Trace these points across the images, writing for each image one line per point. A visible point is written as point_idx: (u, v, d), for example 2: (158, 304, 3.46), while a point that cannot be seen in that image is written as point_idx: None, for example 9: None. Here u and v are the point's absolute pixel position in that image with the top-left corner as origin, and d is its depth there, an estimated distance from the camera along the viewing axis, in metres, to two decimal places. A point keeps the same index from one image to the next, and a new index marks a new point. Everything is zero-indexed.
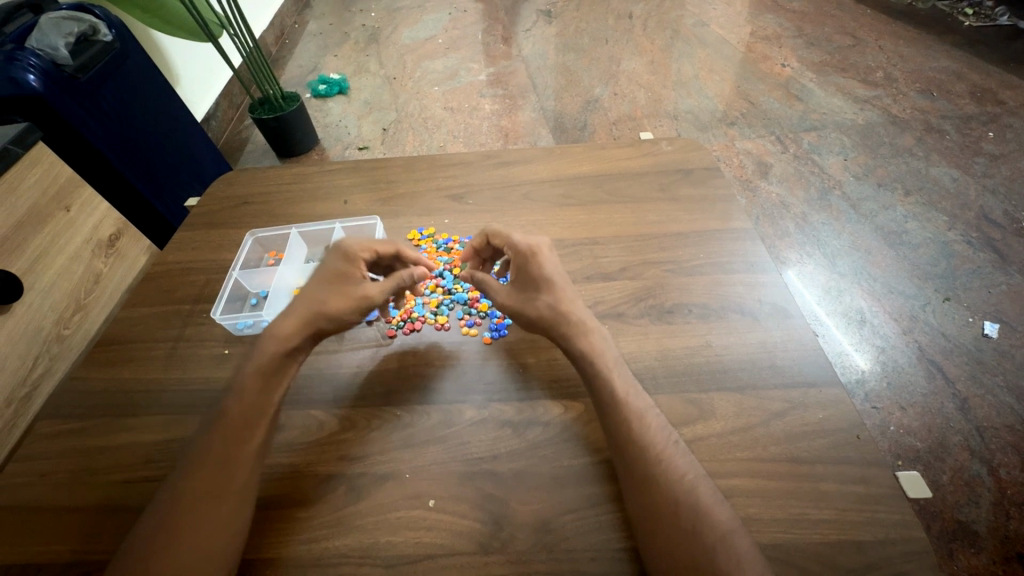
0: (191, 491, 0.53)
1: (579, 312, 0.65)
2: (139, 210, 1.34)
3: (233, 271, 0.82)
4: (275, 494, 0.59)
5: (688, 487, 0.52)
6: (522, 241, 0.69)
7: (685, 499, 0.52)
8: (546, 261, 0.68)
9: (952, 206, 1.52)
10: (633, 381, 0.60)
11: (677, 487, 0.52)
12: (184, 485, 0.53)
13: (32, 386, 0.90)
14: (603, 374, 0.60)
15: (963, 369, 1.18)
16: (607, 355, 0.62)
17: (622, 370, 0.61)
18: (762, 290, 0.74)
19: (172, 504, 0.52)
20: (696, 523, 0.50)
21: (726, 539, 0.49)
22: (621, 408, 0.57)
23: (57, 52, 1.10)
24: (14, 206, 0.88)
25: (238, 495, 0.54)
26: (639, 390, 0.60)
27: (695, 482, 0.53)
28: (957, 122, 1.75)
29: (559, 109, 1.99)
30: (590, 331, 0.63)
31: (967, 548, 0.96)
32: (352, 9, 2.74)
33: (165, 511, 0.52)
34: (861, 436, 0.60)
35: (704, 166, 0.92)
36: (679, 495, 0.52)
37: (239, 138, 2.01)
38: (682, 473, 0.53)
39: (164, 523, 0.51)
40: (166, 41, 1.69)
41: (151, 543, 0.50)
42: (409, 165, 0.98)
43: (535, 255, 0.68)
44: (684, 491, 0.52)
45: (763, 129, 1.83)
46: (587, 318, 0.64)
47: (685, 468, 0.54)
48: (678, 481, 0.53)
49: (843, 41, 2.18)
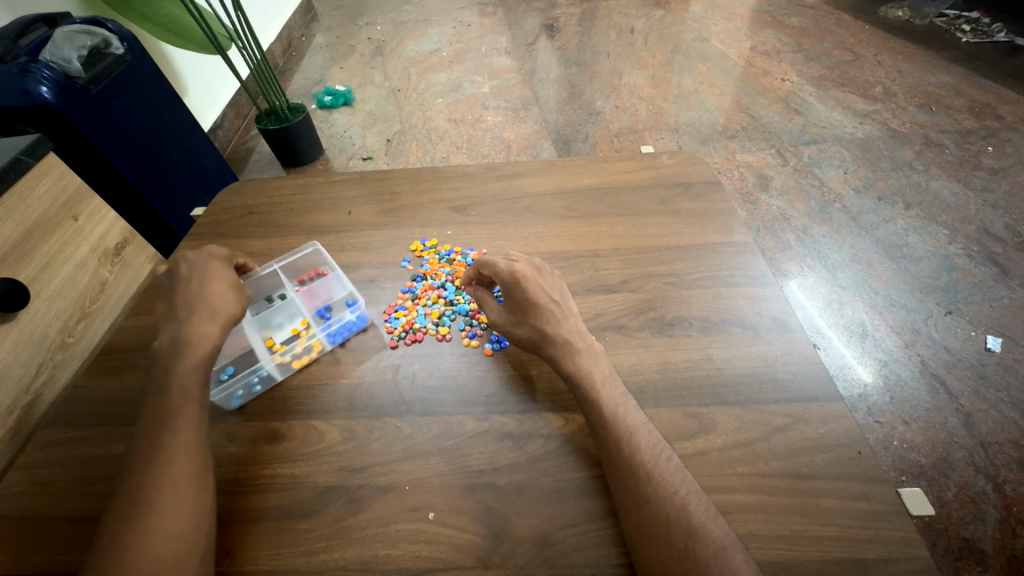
0: (165, 496, 0.53)
1: (566, 333, 0.65)
2: (147, 221, 1.35)
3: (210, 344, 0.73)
4: (256, 506, 0.59)
5: (679, 504, 0.53)
6: (508, 269, 0.69)
7: (677, 516, 0.52)
8: (545, 281, 0.70)
9: (952, 220, 1.52)
10: (624, 400, 0.60)
11: (670, 505, 0.53)
12: (154, 493, 0.54)
13: (35, 393, 0.89)
14: (595, 394, 0.60)
15: (966, 384, 1.18)
16: (594, 373, 0.62)
17: (612, 390, 0.61)
18: (763, 304, 0.74)
19: (149, 507, 0.53)
20: (688, 541, 0.51)
21: (721, 554, 0.50)
22: (612, 426, 0.58)
23: (70, 64, 1.12)
24: (22, 216, 0.89)
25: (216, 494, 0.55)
26: (631, 408, 0.60)
27: (688, 499, 0.53)
28: (956, 136, 1.76)
29: (560, 121, 2.01)
30: (578, 353, 0.64)
31: (973, 566, 0.95)
32: (358, 22, 2.78)
33: (135, 521, 0.52)
34: (863, 452, 0.59)
35: (703, 180, 0.92)
36: (671, 513, 0.52)
37: (244, 148, 2.03)
38: (674, 490, 0.53)
39: (134, 532, 0.51)
40: (175, 54, 1.73)
41: (123, 556, 0.50)
42: (412, 176, 0.99)
43: (519, 282, 0.68)
44: (675, 508, 0.52)
45: (763, 142, 1.84)
46: (576, 338, 0.65)
47: (678, 484, 0.54)
48: (669, 498, 0.53)
49: (842, 56, 2.20)
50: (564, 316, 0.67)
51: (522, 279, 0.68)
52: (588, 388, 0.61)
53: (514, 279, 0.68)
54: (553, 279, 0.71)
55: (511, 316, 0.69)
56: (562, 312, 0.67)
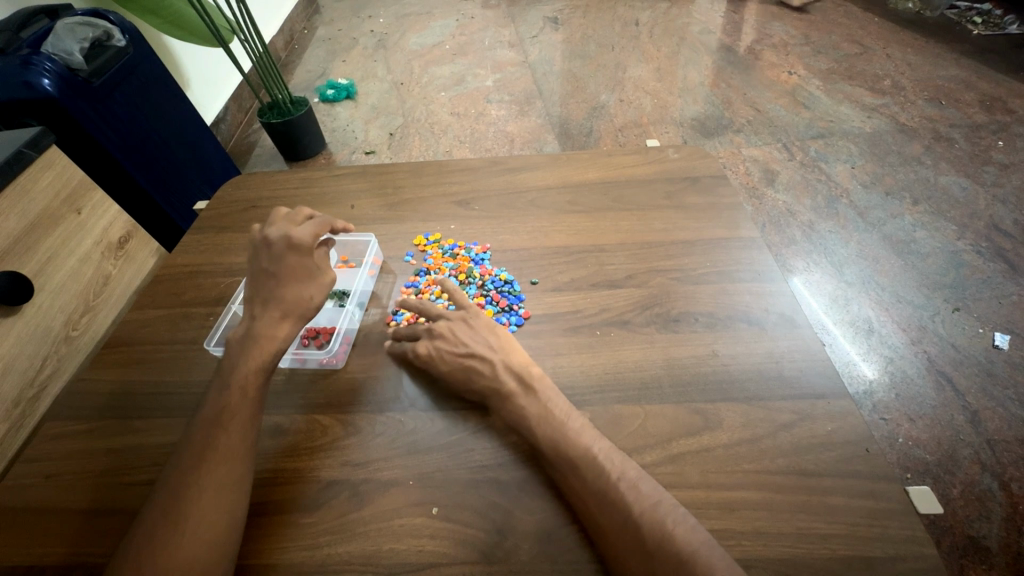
0: (184, 491, 0.54)
1: (493, 379, 0.63)
2: (151, 214, 1.35)
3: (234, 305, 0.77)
4: (265, 499, 0.59)
5: (632, 524, 0.51)
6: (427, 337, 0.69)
7: (632, 538, 0.51)
8: (457, 337, 0.67)
9: (961, 215, 1.51)
10: (566, 428, 0.58)
11: (623, 527, 0.51)
12: (179, 490, 0.54)
13: (40, 387, 0.89)
14: (535, 426, 0.59)
15: (973, 382, 1.17)
16: (529, 412, 0.60)
17: (551, 420, 0.59)
18: (770, 300, 0.74)
19: (167, 503, 0.53)
20: (644, 561, 0.50)
21: (685, 566, 0.48)
22: (559, 452, 0.57)
23: (71, 57, 1.10)
24: (25, 209, 0.89)
25: (234, 490, 0.55)
26: (574, 431, 0.58)
27: (645, 515, 0.52)
28: (966, 131, 1.74)
29: (565, 115, 2.00)
30: (510, 395, 0.62)
31: (978, 564, 0.95)
32: (361, 15, 2.76)
33: (160, 519, 0.52)
34: (870, 450, 0.59)
35: (710, 174, 0.91)
36: (626, 534, 0.51)
37: (247, 141, 2.02)
38: (625, 511, 0.52)
39: (160, 530, 0.52)
40: (177, 46, 1.72)
41: (142, 549, 0.51)
42: (414, 170, 0.98)
43: (441, 337, 0.68)
44: (630, 529, 0.51)
45: (769, 136, 1.82)
46: (505, 380, 0.63)
47: (631, 502, 0.52)
48: (621, 519, 0.52)
49: (850, 49, 2.17)
50: (487, 361, 0.65)
51: (441, 335, 0.68)
52: (529, 424, 0.60)
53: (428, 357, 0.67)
54: (467, 329, 0.68)
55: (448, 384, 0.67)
56: (481, 359, 0.65)
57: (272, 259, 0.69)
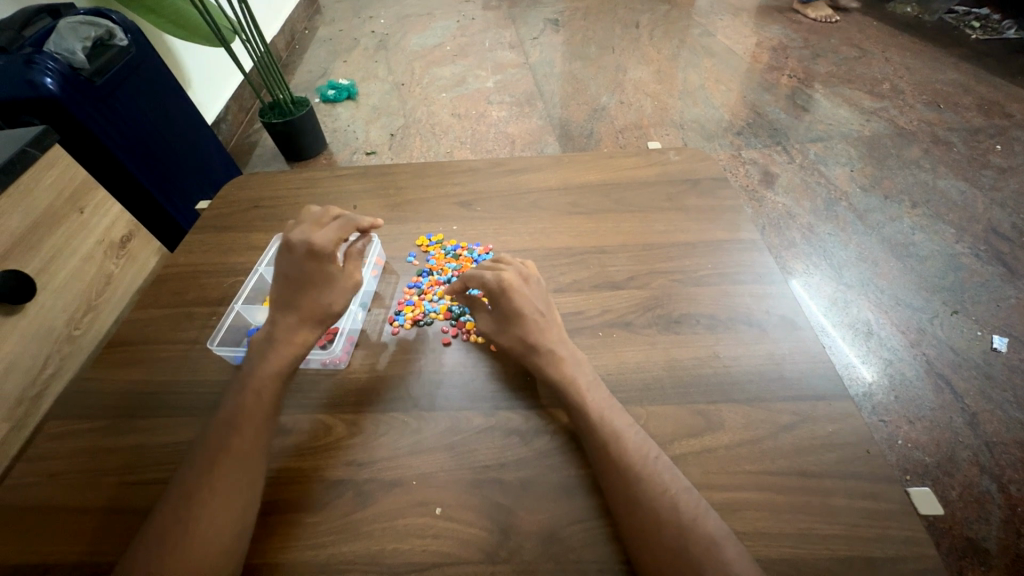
0: (195, 493, 0.54)
1: (552, 342, 0.65)
2: (152, 214, 1.35)
3: (235, 306, 0.78)
4: (272, 499, 0.59)
5: (668, 501, 0.53)
6: (494, 278, 0.68)
7: (667, 516, 0.52)
8: (532, 291, 0.68)
9: (960, 219, 1.51)
10: (611, 403, 0.60)
11: (659, 504, 0.52)
12: (191, 492, 0.54)
13: (41, 386, 0.89)
14: (582, 397, 0.60)
15: (971, 384, 1.17)
16: (581, 379, 0.62)
17: (597, 395, 0.61)
18: (770, 302, 0.74)
19: (179, 504, 0.53)
20: (680, 539, 0.51)
21: (713, 547, 0.50)
22: (598, 430, 0.58)
23: (74, 56, 1.11)
24: (28, 209, 0.89)
25: (245, 494, 0.55)
26: (618, 409, 0.60)
27: (662, 506, 0.52)
28: (964, 135, 1.75)
29: (565, 116, 2.00)
30: (562, 360, 0.63)
31: (977, 565, 0.95)
32: (362, 15, 2.76)
33: (170, 520, 0.53)
34: (870, 451, 0.59)
35: (710, 177, 0.92)
36: (661, 513, 0.52)
37: (248, 141, 2.02)
38: (664, 488, 0.54)
39: (173, 534, 0.52)
40: (178, 45, 1.72)
41: (152, 550, 0.51)
42: (417, 171, 0.99)
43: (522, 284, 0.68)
44: (665, 507, 0.52)
45: (769, 139, 1.83)
46: (562, 345, 0.65)
47: (667, 482, 0.54)
48: (658, 497, 0.53)
49: (849, 53, 2.18)
50: (549, 326, 0.66)
51: (521, 283, 0.69)
52: (572, 395, 0.61)
53: (500, 289, 0.67)
54: (540, 290, 0.70)
55: (494, 330, 0.68)
56: (545, 323, 0.66)
57: (291, 264, 0.68)
